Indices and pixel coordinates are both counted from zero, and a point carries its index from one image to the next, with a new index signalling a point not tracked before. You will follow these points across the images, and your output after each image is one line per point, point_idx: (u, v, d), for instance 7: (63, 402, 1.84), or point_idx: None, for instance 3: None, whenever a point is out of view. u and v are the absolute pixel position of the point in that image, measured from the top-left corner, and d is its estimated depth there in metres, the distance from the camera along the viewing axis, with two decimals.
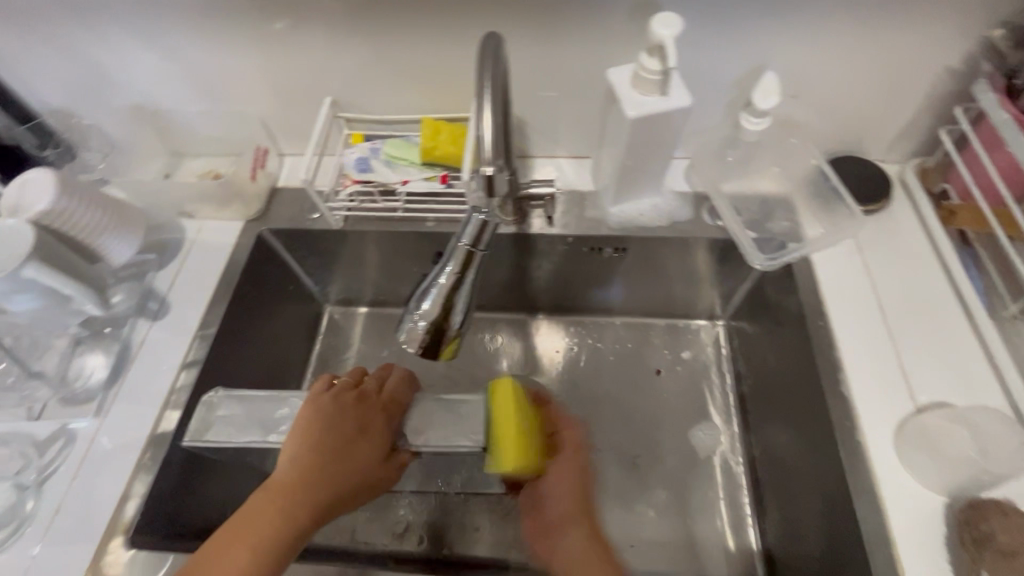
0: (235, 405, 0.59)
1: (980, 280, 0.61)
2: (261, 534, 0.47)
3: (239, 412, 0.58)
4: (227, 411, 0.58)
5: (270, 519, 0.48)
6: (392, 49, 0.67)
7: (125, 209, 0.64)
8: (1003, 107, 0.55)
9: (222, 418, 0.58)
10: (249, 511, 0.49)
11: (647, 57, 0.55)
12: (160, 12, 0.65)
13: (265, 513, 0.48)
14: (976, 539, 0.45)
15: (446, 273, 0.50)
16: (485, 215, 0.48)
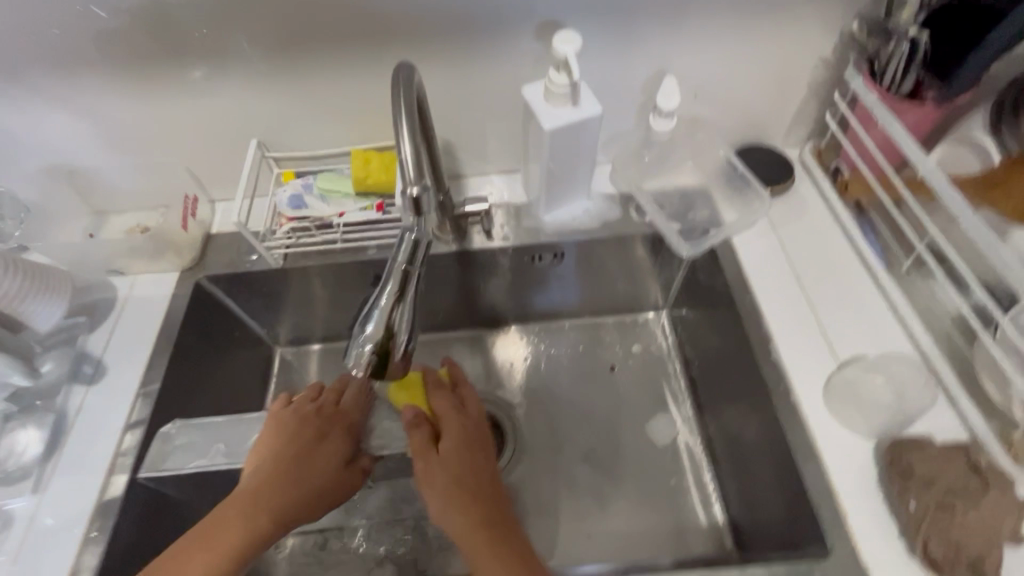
0: (190, 433, 0.62)
1: (879, 242, 0.68)
2: (230, 539, 0.51)
3: (195, 439, 0.61)
4: (183, 440, 0.61)
5: (243, 524, 0.52)
6: (313, 86, 0.69)
7: (49, 273, 0.62)
8: (870, 88, 0.61)
9: (178, 446, 0.61)
10: (212, 524, 0.51)
11: (555, 72, 0.59)
12: (66, 71, 0.64)
13: (239, 519, 0.52)
14: (902, 473, 0.49)
15: (386, 292, 0.49)
16: (417, 232, 0.49)
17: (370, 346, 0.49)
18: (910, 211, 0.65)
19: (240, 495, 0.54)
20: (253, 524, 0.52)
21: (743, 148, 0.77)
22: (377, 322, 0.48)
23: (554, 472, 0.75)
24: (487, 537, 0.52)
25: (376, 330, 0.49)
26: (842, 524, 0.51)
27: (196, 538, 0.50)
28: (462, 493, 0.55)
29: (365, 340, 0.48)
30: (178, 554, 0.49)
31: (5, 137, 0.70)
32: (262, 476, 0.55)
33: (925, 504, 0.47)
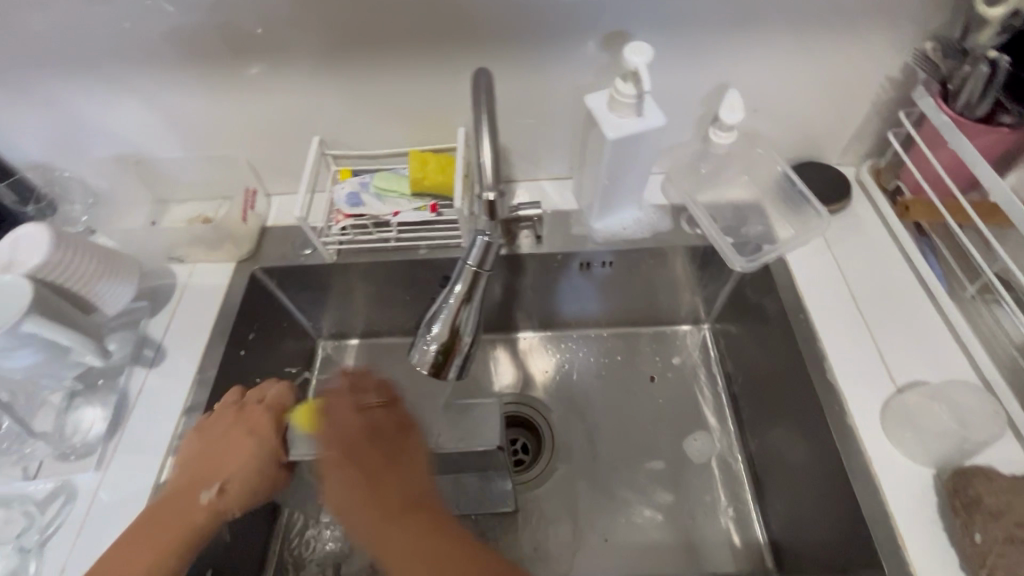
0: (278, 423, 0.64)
1: (940, 266, 0.66)
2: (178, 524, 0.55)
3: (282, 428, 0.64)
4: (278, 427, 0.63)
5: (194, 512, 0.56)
6: (377, 87, 0.70)
7: (119, 257, 0.64)
8: (942, 109, 0.60)
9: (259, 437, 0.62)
10: (191, 488, 0.57)
11: (622, 82, 0.59)
12: (146, 65, 0.66)
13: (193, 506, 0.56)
14: (966, 504, 0.48)
15: (454, 295, 0.53)
16: (488, 237, 0.52)
17: (436, 346, 0.54)
18: (975, 236, 0.63)
19: (223, 469, 0.59)
20: (168, 523, 0.54)
21: (798, 165, 0.77)
22: (443, 324, 0.53)
23: (591, 481, 0.75)
24: (492, 538, 0.55)
25: (441, 331, 0.53)
26: (898, 551, 0.51)
27: (149, 519, 0.55)
28: (376, 515, 0.57)
29: (430, 340, 0.54)
30: (149, 523, 0.54)
31: (80, 125, 0.73)
32: (230, 454, 0.60)
33: (993, 537, 0.46)
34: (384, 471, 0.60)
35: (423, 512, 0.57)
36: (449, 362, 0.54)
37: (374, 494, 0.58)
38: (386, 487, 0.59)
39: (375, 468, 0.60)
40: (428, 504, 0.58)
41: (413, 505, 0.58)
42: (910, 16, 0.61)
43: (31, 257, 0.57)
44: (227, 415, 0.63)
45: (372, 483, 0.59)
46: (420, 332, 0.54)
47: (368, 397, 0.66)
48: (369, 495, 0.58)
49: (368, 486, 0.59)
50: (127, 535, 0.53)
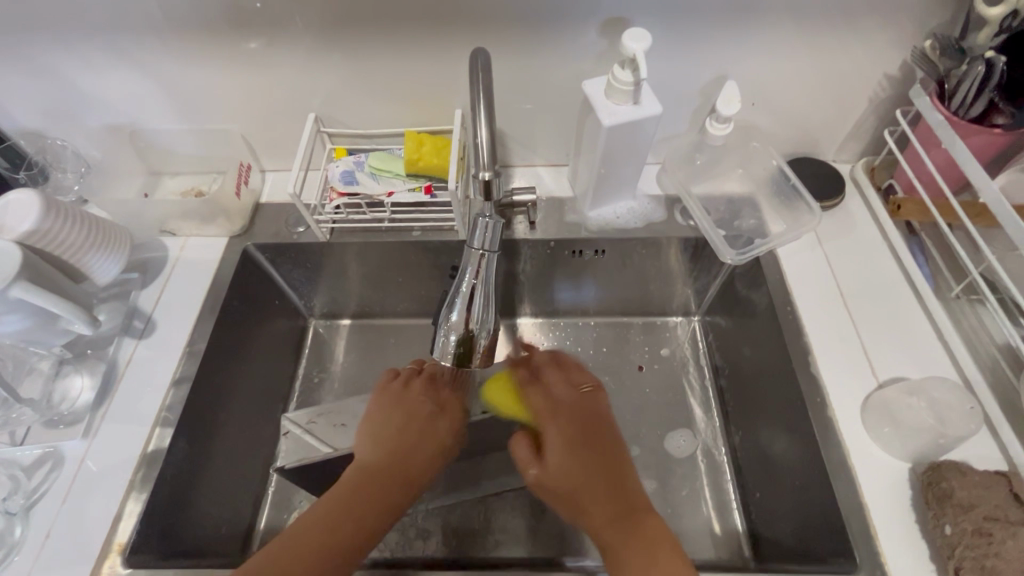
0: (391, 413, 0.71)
1: (928, 265, 0.67)
2: (319, 530, 0.50)
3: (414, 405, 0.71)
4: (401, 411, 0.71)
5: (347, 517, 0.51)
6: (374, 66, 0.70)
7: (110, 227, 0.64)
8: (937, 109, 0.60)
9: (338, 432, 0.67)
10: (407, 440, 0.59)
11: (620, 68, 0.59)
12: (139, 34, 0.66)
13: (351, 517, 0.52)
14: (938, 496, 0.49)
15: (465, 281, 0.51)
16: (491, 218, 0.50)
17: (455, 336, 0.51)
18: (964, 237, 0.64)
19: (435, 428, 0.61)
20: (391, 481, 0.55)
21: (794, 160, 0.77)
22: (459, 313, 0.51)
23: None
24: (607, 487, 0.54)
25: (459, 320, 0.51)
26: (871, 542, 0.51)
27: (396, 456, 0.57)
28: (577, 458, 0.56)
29: (450, 331, 0.51)
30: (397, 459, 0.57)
31: (75, 94, 0.72)
32: (427, 417, 0.61)
33: (962, 529, 0.47)
34: (611, 449, 0.58)
35: (634, 496, 0.55)
36: (471, 351, 0.52)
37: (599, 465, 0.56)
38: (611, 464, 0.57)
39: (598, 446, 0.58)
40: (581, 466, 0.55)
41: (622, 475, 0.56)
42: (909, 14, 0.61)
43: (19, 223, 0.56)
44: (395, 387, 0.64)
45: (589, 459, 0.56)
46: (439, 321, 0.52)
47: (572, 375, 0.65)
48: (594, 468, 0.55)
49: (600, 463, 0.56)
50: (365, 474, 0.55)
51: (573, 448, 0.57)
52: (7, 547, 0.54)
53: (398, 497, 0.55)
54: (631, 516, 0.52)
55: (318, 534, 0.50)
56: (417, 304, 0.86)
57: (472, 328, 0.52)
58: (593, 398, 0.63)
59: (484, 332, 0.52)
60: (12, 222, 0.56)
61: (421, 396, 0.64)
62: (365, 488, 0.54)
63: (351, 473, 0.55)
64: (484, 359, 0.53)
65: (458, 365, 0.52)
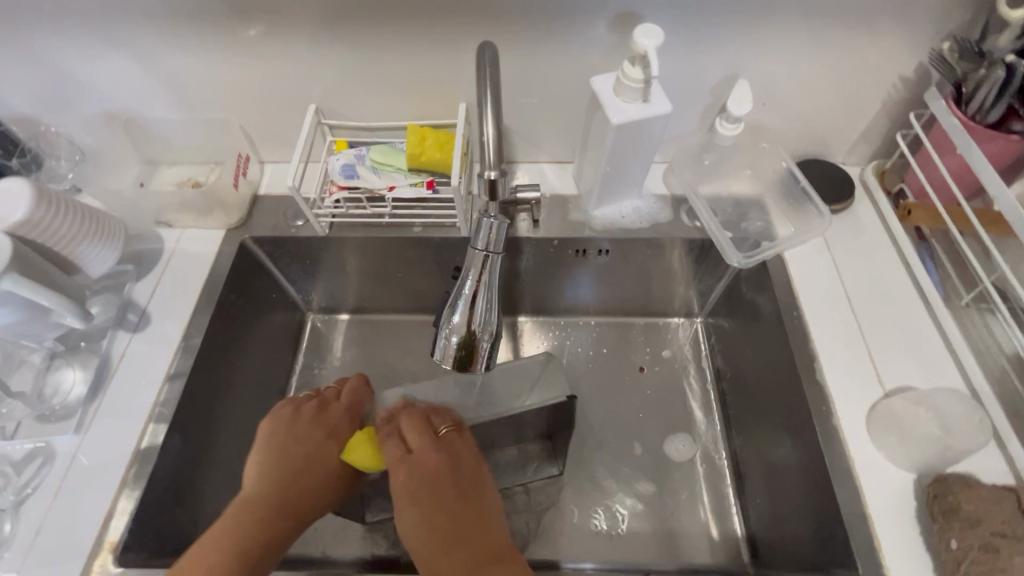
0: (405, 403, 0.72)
1: (937, 272, 0.66)
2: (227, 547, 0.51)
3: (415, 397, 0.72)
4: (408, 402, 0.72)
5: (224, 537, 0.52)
6: (377, 57, 0.68)
7: (104, 218, 0.63)
8: (952, 112, 0.59)
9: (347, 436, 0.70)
10: (305, 467, 0.60)
11: (630, 65, 0.58)
12: (136, 19, 0.64)
13: (247, 533, 0.53)
14: (944, 510, 0.48)
15: (468, 282, 0.50)
16: (496, 218, 0.48)
17: (456, 339, 0.50)
18: (975, 244, 0.63)
19: (316, 456, 0.61)
20: (285, 507, 0.57)
21: (803, 162, 0.75)
22: (461, 314, 0.49)
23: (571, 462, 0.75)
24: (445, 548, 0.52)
25: (460, 321, 0.50)
26: (874, 554, 0.51)
27: (283, 485, 0.58)
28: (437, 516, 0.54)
29: (451, 332, 0.50)
30: (283, 490, 0.58)
31: (69, 80, 0.70)
32: (341, 444, 0.63)
33: (968, 544, 0.46)
34: (454, 498, 0.56)
35: (485, 544, 0.53)
36: (473, 354, 0.50)
37: (438, 519, 0.54)
38: (462, 519, 0.54)
39: (453, 506, 0.55)
40: (428, 525, 0.54)
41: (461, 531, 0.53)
42: (928, 15, 0.59)
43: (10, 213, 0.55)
44: (308, 411, 0.65)
45: (434, 521, 0.54)
46: (441, 323, 0.51)
47: (433, 429, 0.62)
48: (434, 535, 0.53)
49: (431, 517, 0.54)
50: (257, 504, 0.56)
51: (423, 504, 0.55)
52: None
53: (281, 525, 0.55)
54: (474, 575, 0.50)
55: (251, 548, 0.52)
56: (417, 300, 0.85)
57: (474, 331, 0.50)
58: (453, 441, 0.61)
59: (486, 335, 0.51)
60: (2, 211, 0.54)
61: (326, 421, 0.65)
62: (261, 514, 0.55)
63: (239, 505, 0.56)
64: (486, 364, 0.52)
65: (459, 369, 0.51)
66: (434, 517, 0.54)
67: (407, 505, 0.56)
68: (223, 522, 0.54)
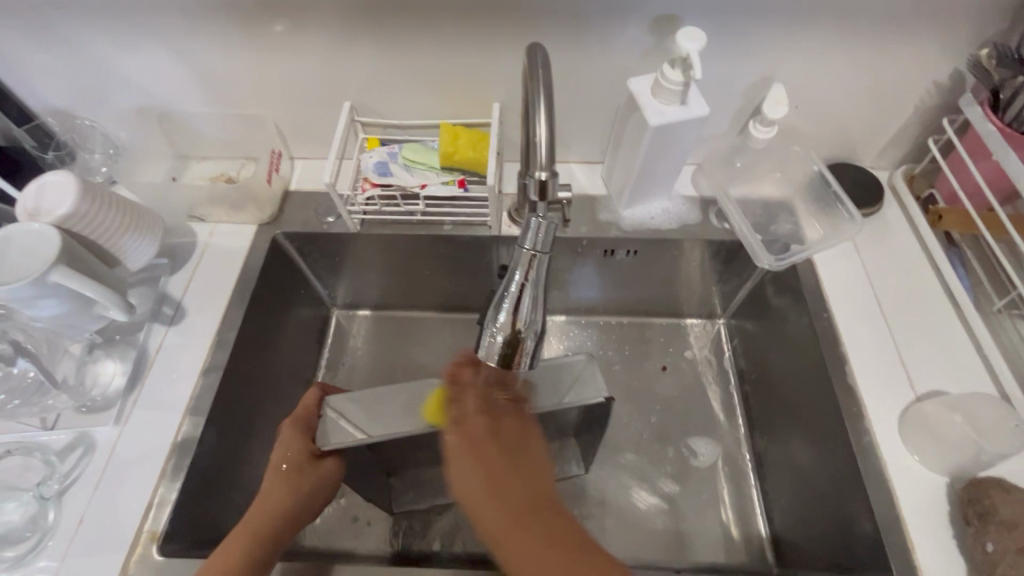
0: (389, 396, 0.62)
1: (968, 278, 0.66)
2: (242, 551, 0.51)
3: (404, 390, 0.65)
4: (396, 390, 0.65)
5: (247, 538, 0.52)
6: (413, 55, 0.68)
7: (144, 212, 0.63)
8: (988, 119, 0.59)
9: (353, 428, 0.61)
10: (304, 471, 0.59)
11: (670, 67, 0.59)
12: (177, 13, 0.64)
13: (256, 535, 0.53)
14: (980, 514, 0.49)
15: (515, 280, 0.50)
16: (545, 218, 0.48)
17: (502, 337, 0.50)
18: (1008, 250, 0.63)
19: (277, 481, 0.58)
20: (261, 532, 0.53)
21: (832, 165, 0.76)
22: (507, 313, 0.50)
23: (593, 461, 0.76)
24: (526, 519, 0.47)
25: (506, 321, 0.50)
26: (907, 556, 0.51)
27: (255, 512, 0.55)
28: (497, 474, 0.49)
29: (496, 332, 0.50)
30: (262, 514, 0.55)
31: (107, 74, 0.71)
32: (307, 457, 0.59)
33: (1005, 548, 0.46)
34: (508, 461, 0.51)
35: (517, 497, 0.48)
36: (517, 353, 0.51)
37: (496, 493, 0.48)
38: (503, 469, 0.50)
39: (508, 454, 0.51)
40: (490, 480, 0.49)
41: (530, 499, 0.48)
42: (967, 22, 0.59)
43: (58, 206, 0.56)
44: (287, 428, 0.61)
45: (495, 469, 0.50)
46: (487, 321, 0.51)
47: (464, 386, 0.57)
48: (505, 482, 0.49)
49: (486, 477, 0.49)
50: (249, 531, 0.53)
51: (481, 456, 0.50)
52: (41, 532, 0.54)
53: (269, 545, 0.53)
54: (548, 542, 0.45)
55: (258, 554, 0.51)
56: (442, 298, 0.86)
57: (520, 330, 0.50)
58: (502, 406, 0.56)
59: (530, 333, 0.51)
60: (52, 203, 0.56)
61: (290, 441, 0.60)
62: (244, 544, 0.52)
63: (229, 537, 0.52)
64: (530, 361, 0.52)
65: (503, 365, 0.51)
66: (493, 482, 0.49)
67: (463, 462, 0.51)
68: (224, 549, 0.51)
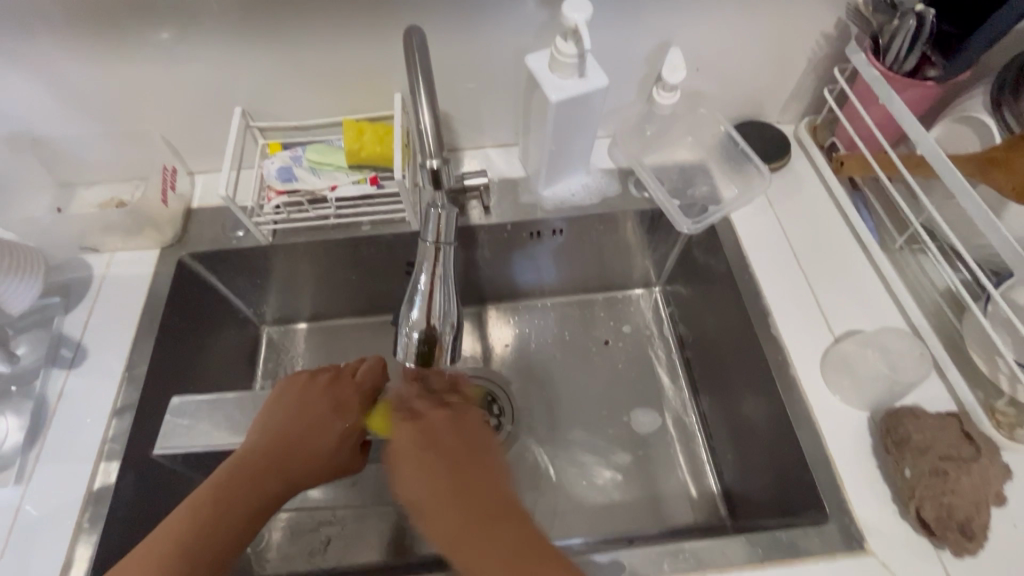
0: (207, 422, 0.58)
1: (872, 219, 0.69)
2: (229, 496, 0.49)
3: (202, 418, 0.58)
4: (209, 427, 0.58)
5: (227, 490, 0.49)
6: (302, 51, 0.64)
7: (16, 250, 0.59)
8: (873, 65, 0.61)
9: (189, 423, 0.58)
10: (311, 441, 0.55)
11: (563, 40, 0.58)
12: (24, 28, 0.58)
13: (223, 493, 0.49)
14: (897, 442, 0.52)
15: (422, 276, 0.50)
16: (442, 209, 0.49)
17: (417, 335, 0.51)
18: (903, 188, 0.66)
19: (336, 425, 0.56)
20: (251, 488, 0.50)
21: (741, 124, 0.77)
22: (419, 309, 0.50)
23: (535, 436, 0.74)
24: (479, 522, 0.45)
25: (420, 317, 0.51)
26: (838, 492, 0.54)
27: (287, 445, 0.53)
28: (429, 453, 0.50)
29: (412, 329, 0.51)
30: (287, 445, 0.53)
31: None
32: (353, 413, 0.57)
33: (920, 471, 0.49)
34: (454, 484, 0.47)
35: (485, 500, 0.46)
36: (436, 349, 0.52)
37: (435, 483, 0.48)
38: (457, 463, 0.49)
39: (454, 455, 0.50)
40: (428, 471, 0.49)
41: (466, 474, 0.48)
42: None
43: None
44: (323, 379, 0.59)
45: (427, 460, 0.49)
46: (400, 320, 0.52)
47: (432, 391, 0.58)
48: (433, 469, 0.49)
49: (431, 464, 0.49)
50: (255, 457, 0.52)
51: (422, 432, 0.52)
52: None
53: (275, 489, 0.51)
54: (507, 515, 0.45)
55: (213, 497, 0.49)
56: (375, 302, 0.83)
57: (435, 325, 0.51)
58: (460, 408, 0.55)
59: (447, 327, 0.52)
60: None
61: (339, 393, 0.59)
62: (237, 480, 0.50)
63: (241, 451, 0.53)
64: (450, 355, 0.53)
65: (422, 364, 0.52)
66: (433, 470, 0.49)
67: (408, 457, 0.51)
68: (217, 476, 0.50)
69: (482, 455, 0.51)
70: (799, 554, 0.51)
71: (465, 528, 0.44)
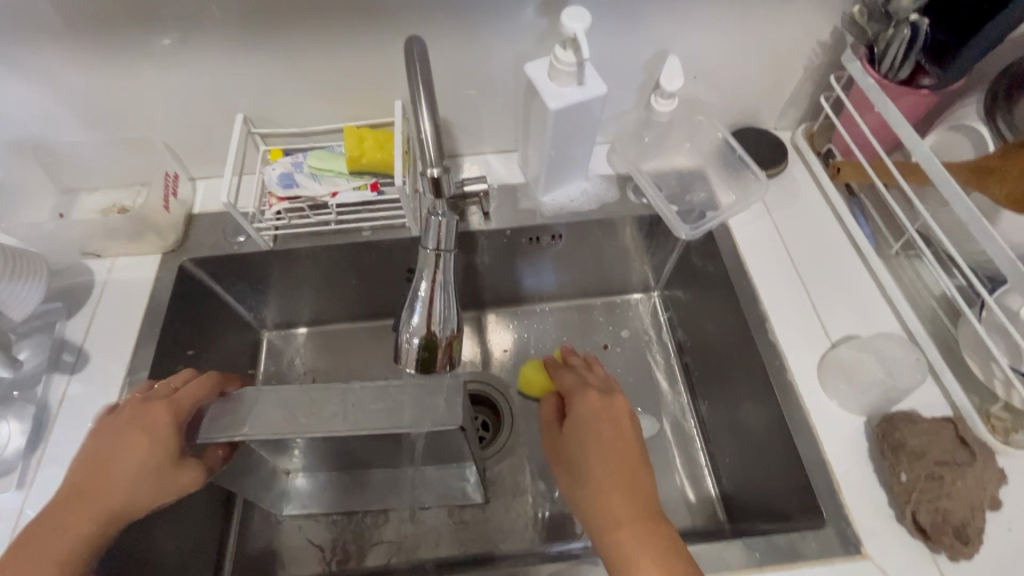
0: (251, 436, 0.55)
1: (869, 225, 0.70)
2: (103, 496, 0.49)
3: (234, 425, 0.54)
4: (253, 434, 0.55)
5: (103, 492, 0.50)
6: (304, 58, 0.65)
7: (20, 255, 0.60)
8: (868, 73, 0.62)
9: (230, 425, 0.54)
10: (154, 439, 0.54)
11: (562, 49, 0.58)
12: (27, 37, 0.59)
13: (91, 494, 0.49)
14: (893, 447, 0.52)
15: (423, 284, 0.51)
16: (443, 215, 0.50)
17: (418, 340, 0.51)
18: (899, 195, 0.67)
19: (140, 454, 0.52)
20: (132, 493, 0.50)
21: (738, 131, 0.78)
22: (420, 315, 0.51)
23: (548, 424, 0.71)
24: (631, 518, 0.51)
25: (420, 323, 0.51)
26: (835, 496, 0.54)
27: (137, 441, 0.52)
28: (601, 428, 0.59)
29: (413, 335, 0.51)
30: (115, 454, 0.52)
31: None
32: (160, 437, 0.53)
33: (916, 475, 0.50)
34: (614, 470, 0.54)
35: (644, 499, 0.52)
36: (436, 354, 0.52)
37: (604, 463, 0.55)
38: (625, 449, 0.57)
39: (615, 438, 0.58)
40: (590, 442, 0.58)
41: (628, 477, 0.54)
42: None
43: None
44: (133, 401, 0.55)
45: (600, 441, 0.58)
46: (400, 326, 0.52)
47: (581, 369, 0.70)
48: (601, 448, 0.57)
49: (602, 441, 0.58)
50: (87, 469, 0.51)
51: (602, 413, 0.61)
52: None
53: (173, 488, 0.52)
54: (623, 522, 0.50)
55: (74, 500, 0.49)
56: (375, 306, 0.83)
57: (435, 330, 0.52)
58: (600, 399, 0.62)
59: (447, 333, 0.53)
60: None
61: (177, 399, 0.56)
62: (72, 503, 0.49)
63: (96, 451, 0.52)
64: (450, 361, 0.54)
65: (423, 369, 0.52)
66: (603, 442, 0.58)
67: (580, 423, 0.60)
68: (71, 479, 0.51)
69: (627, 440, 0.58)
70: (796, 559, 0.52)
71: (607, 482, 0.54)
